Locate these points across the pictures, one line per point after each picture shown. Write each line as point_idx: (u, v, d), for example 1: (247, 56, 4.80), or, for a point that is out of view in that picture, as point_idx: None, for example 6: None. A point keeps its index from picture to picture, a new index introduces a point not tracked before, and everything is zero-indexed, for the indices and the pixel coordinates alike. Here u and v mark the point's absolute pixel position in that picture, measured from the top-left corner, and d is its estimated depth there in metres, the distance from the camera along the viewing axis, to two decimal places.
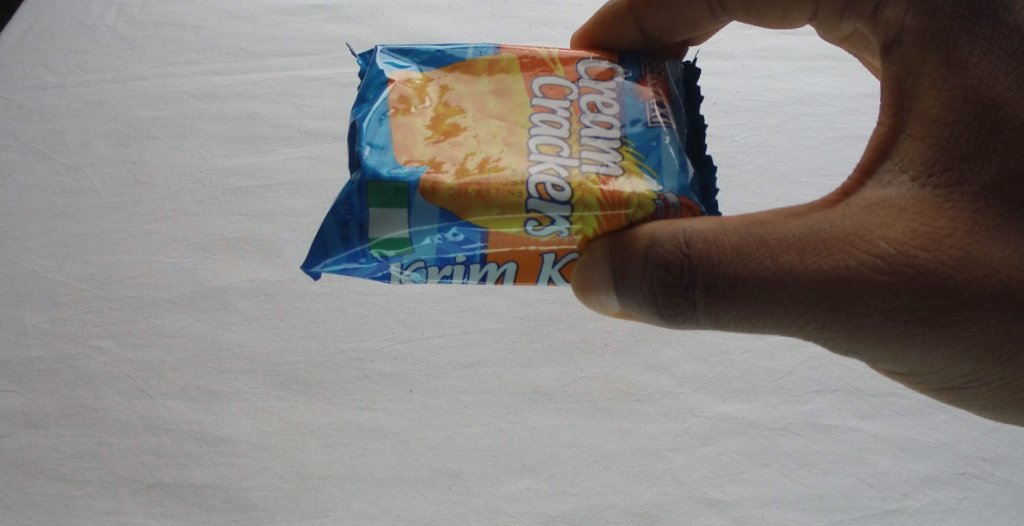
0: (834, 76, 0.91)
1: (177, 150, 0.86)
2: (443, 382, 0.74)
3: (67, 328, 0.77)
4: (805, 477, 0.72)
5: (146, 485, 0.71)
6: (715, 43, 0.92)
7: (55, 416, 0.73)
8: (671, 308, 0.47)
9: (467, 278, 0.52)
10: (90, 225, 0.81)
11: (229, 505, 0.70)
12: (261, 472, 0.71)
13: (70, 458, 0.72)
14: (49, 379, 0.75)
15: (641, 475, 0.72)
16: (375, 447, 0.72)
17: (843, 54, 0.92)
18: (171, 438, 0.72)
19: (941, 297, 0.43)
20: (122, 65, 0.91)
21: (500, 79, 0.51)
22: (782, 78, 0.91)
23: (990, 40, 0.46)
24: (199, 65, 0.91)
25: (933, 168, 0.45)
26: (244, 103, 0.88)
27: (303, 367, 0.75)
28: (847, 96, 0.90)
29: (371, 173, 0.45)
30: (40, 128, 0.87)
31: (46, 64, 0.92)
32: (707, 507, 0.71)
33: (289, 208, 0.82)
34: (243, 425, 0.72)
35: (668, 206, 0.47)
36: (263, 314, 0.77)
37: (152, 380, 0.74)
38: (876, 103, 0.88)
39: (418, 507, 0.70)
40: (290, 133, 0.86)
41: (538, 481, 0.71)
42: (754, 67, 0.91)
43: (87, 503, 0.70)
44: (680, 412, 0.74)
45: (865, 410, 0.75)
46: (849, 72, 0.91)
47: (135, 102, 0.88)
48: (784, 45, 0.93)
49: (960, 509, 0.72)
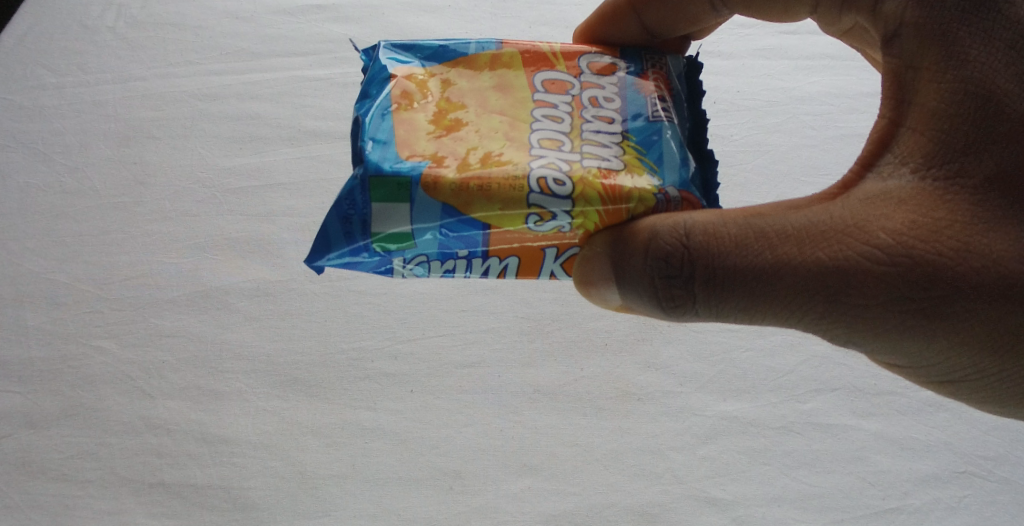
0: (833, 75, 0.91)
1: (177, 150, 0.86)
2: (443, 381, 0.74)
3: (67, 328, 0.77)
4: (806, 476, 0.72)
5: (146, 485, 0.71)
6: (715, 42, 0.92)
7: (55, 416, 0.73)
8: (670, 300, 0.47)
9: (470, 272, 0.51)
10: (90, 225, 0.81)
11: (228, 505, 0.70)
12: (261, 472, 0.71)
13: (70, 458, 0.72)
14: (49, 379, 0.74)
15: (642, 475, 0.72)
16: (375, 447, 0.72)
17: (842, 53, 0.92)
18: (171, 437, 0.72)
19: (937, 288, 0.43)
20: (123, 65, 0.91)
21: (502, 75, 0.51)
22: (781, 78, 0.91)
23: (989, 33, 0.46)
24: (199, 65, 0.91)
25: (932, 160, 0.45)
26: (244, 103, 0.88)
27: (303, 367, 0.75)
28: (847, 95, 0.90)
29: (373, 168, 0.45)
30: (41, 128, 0.87)
31: (47, 64, 0.92)
32: (707, 507, 0.71)
33: (289, 208, 0.82)
34: (243, 425, 0.72)
35: (669, 200, 0.47)
36: (263, 313, 0.77)
37: (152, 380, 0.74)
38: (874, 103, 0.89)
39: (418, 507, 0.70)
40: (290, 133, 0.86)
41: (538, 480, 0.71)
42: (754, 67, 0.91)
43: (87, 503, 0.70)
44: (680, 410, 0.74)
45: (866, 409, 0.75)
46: (848, 71, 0.92)
47: (134, 103, 0.88)
48: (783, 45, 0.93)
49: (961, 507, 0.72)
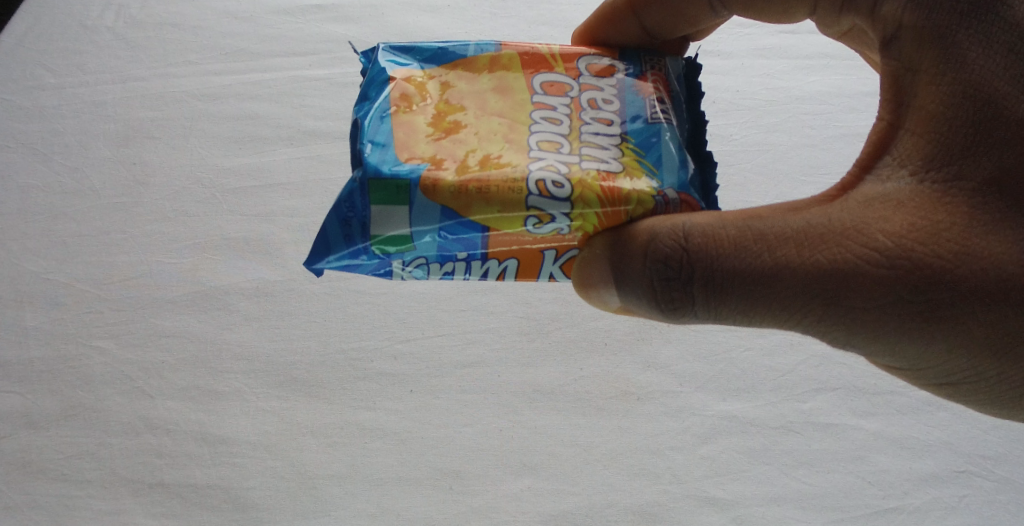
0: (834, 74, 0.91)
1: (177, 150, 0.86)
2: (443, 381, 0.74)
3: (67, 328, 0.77)
4: (806, 475, 0.72)
5: (146, 485, 0.71)
6: (715, 41, 0.92)
7: (55, 416, 0.73)
8: (670, 303, 0.47)
9: (470, 274, 0.51)
10: (90, 225, 0.82)
11: (228, 505, 0.70)
12: (261, 472, 0.71)
13: (70, 458, 0.72)
14: (49, 379, 0.75)
15: (641, 474, 0.72)
16: (375, 446, 0.72)
17: (842, 53, 0.92)
18: (170, 437, 0.72)
19: (936, 291, 0.43)
20: (123, 65, 0.91)
21: (502, 77, 0.51)
22: (782, 77, 0.91)
23: (988, 35, 0.46)
24: (199, 65, 0.91)
25: (930, 163, 0.45)
26: (244, 103, 0.88)
27: (303, 367, 0.75)
28: (847, 94, 0.90)
29: (373, 171, 0.45)
30: (40, 128, 0.87)
31: (46, 64, 0.92)
32: (707, 506, 0.71)
33: (289, 208, 0.82)
34: (243, 425, 0.72)
35: (668, 202, 0.47)
36: (262, 313, 0.77)
37: (152, 380, 0.74)
38: (874, 102, 0.89)
39: (418, 506, 0.70)
40: (290, 133, 0.86)
41: (537, 480, 0.71)
42: (754, 66, 0.91)
43: (87, 503, 0.70)
44: (680, 410, 0.74)
45: (865, 409, 0.75)
46: (848, 70, 0.92)
47: (134, 103, 0.88)
48: (782, 44, 0.93)
49: (961, 507, 0.72)
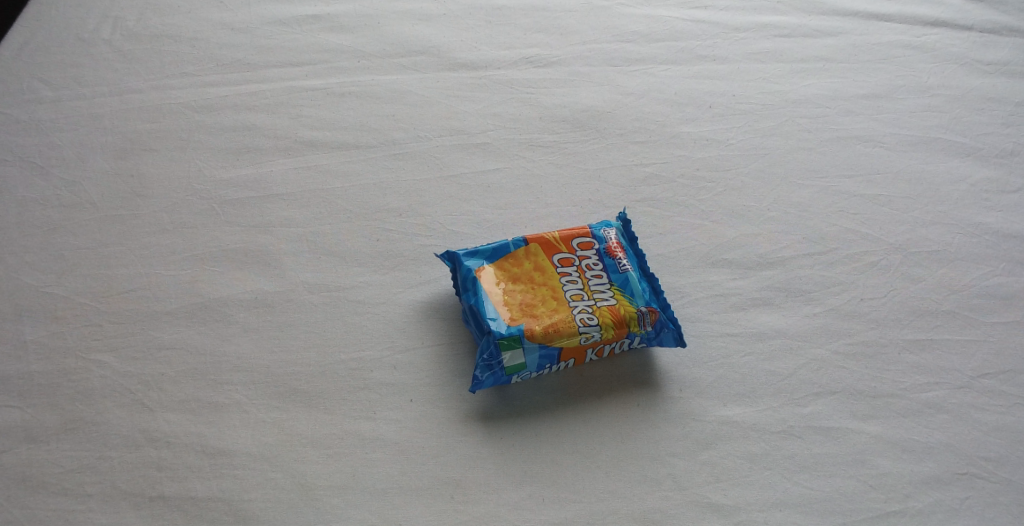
0: (808, 83, 1.04)
1: (175, 162, 0.88)
2: (445, 390, 0.74)
3: (67, 343, 0.74)
4: (807, 479, 0.71)
5: (147, 498, 0.66)
6: (675, 60, 1.05)
7: (54, 430, 0.69)
8: None
9: None
10: (90, 238, 0.82)
11: (229, 517, 0.65)
12: (261, 484, 0.67)
13: (70, 472, 0.67)
14: (49, 394, 0.71)
15: (642, 481, 0.69)
16: (376, 456, 0.69)
17: (791, 60, 1.07)
18: (171, 450, 0.69)
19: None
20: (118, 78, 0.95)
21: None
22: (745, 88, 1.03)
23: None
24: (195, 77, 0.96)
25: None
26: (241, 114, 0.93)
27: (302, 378, 0.74)
28: (814, 103, 1.02)
29: None
30: (38, 142, 0.88)
31: (43, 79, 0.94)
32: (708, 512, 0.68)
33: (285, 218, 0.85)
34: (243, 437, 0.70)
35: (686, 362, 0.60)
36: (262, 324, 0.77)
37: (151, 393, 0.72)
38: (841, 106, 1.02)
39: (419, 517, 0.66)
40: (286, 144, 0.91)
41: (538, 488, 0.68)
42: (705, 69, 1.04)
43: (88, 518, 0.65)
44: (681, 417, 0.74)
45: (866, 412, 0.75)
46: (799, 72, 1.05)
47: (131, 115, 0.92)
48: (739, 53, 1.07)
49: (963, 509, 0.70)
